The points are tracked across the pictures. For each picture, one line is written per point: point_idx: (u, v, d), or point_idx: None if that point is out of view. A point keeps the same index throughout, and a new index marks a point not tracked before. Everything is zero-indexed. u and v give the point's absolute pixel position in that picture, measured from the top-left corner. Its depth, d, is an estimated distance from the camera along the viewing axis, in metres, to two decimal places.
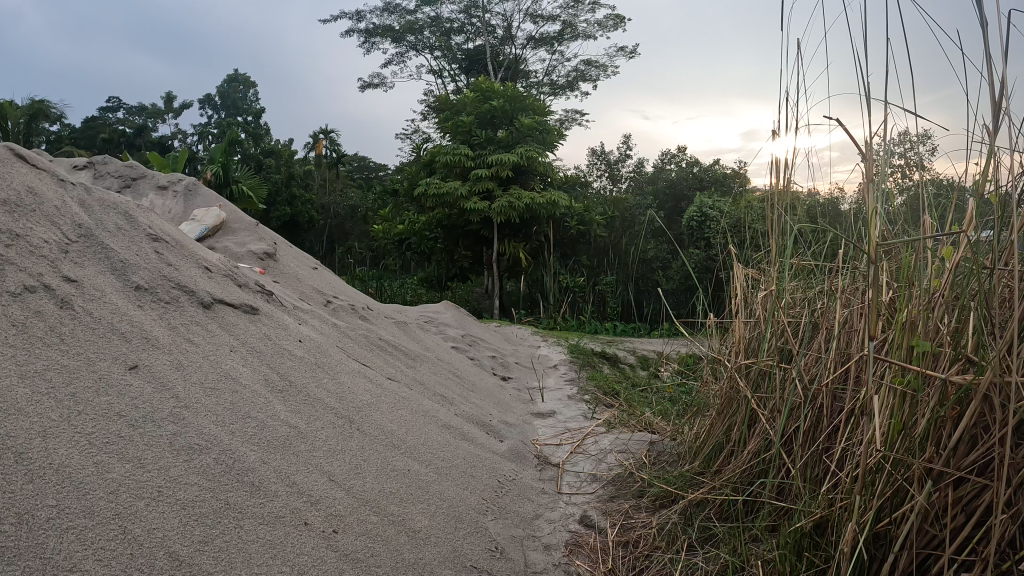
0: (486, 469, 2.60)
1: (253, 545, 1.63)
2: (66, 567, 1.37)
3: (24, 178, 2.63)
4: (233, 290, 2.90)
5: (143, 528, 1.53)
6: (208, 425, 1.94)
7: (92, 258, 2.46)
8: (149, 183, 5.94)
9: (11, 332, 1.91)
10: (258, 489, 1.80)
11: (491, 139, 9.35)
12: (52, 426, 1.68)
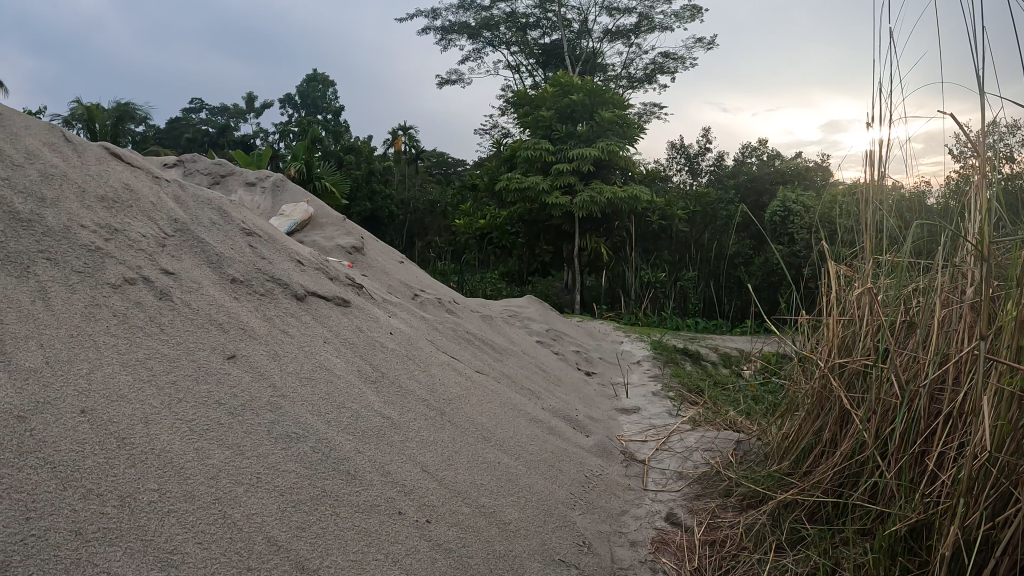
0: (574, 464, 2.59)
1: (349, 533, 1.66)
2: (167, 549, 1.43)
3: (120, 175, 2.74)
4: (324, 282, 2.97)
5: (242, 513, 1.57)
6: (305, 414, 1.98)
7: (189, 251, 2.54)
8: (238, 179, 6.12)
9: (113, 323, 1.99)
10: (353, 477, 1.83)
11: (572, 134, 9.38)
12: (154, 412, 1.74)
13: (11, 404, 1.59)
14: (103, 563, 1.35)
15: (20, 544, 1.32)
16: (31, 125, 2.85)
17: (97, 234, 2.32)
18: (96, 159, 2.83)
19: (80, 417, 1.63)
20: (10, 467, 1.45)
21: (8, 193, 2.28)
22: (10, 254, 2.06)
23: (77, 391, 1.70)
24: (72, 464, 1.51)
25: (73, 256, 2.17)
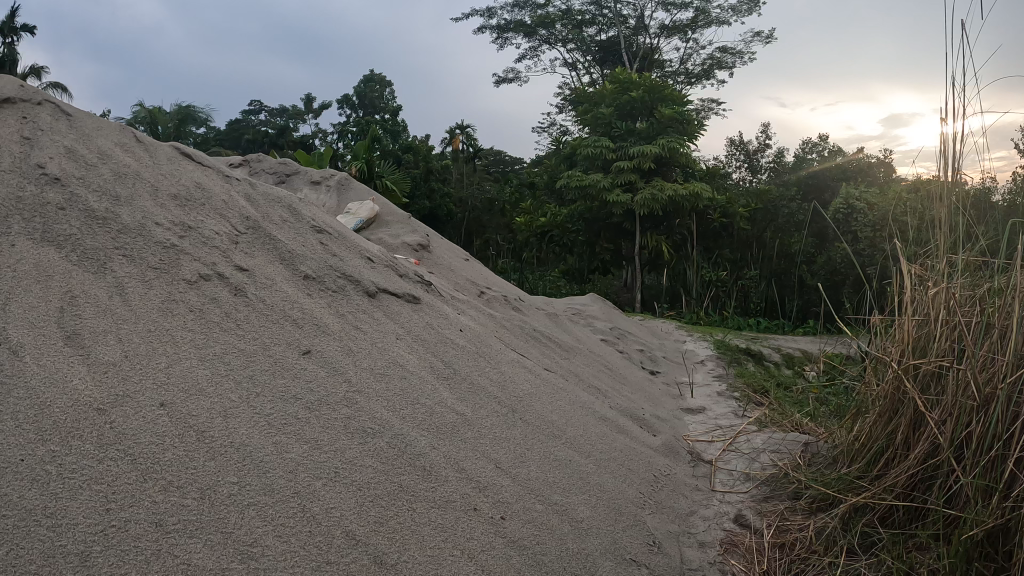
0: (643, 463, 2.58)
1: (427, 528, 1.68)
2: (247, 542, 1.47)
3: (191, 175, 2.81)
4: (395, 280, 3.00)
5: (321, 506, 1.60)
6: (381, 410, 2.01)
7: (261, 248, 2.59)
8: (303, 178, 6.22)
9: (189, 318, 2.04)
10: (430, 473, 1.85)
11: (632, 131, 9.33)
12: (232, 406, 1.78)
13: (92, 398, 1.65)
14: (183, 555, 1.40)
15: (101, 535, 1.38)
16: (107, 127, 2.94)
17: (172, 232, 2.37)
18: (169, 159, 2.91)
19: (160, 410, 1.69)
20: (91, 459, 1.51)
21: (85, 192, 2.36)
22: (89, 252, 2.14)
23: (156, 384, 1.76)
24: (152, 457, 1.57)
25: (150, 253, 2.24)
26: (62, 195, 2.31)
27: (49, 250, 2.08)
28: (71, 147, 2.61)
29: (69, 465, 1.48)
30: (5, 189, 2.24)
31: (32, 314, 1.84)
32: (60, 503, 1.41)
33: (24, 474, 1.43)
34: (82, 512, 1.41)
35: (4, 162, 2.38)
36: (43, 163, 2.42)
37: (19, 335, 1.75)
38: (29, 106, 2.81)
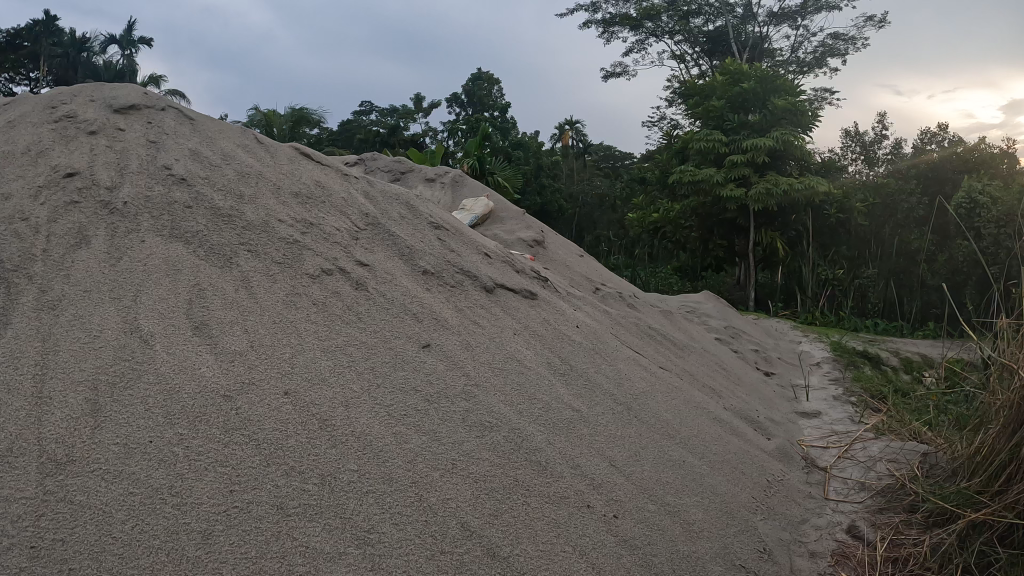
0: (756, 467, 2.53)
1: (540, 522, 1.72)
2: (365, 528, 1.54)
3: (312, 174, 2.95)
4: (511, 275, 3.05)
5: (438, 497, 1.67)
6: (497, 404, 2.06)
7: (381, 244, 2.69)
8: (417, 176, 6.37)
9: (312, 311, 2.15)
10: (545, 468, 1.89)
11: (745, 124, 9.18)
12: (354, 396, 1.87)
13: (220, 385, 1.77)
14: (302, 537, 1.48)
15: (224, 515, 1.48)
16: (229, 129, 3.10)
17: (296, 228, 2.50)
18: (288, 159, 3.04)
19: (284, 398, 1.79)
20: (216, 443, 1.62)
21: (210, 192, 2.51)
22: (216, 247, 2.27)
23: (281, 373, 1.86)
24: (275, 442, 1.66)
25: (273, 248, 2.36)
26: (188, 195, 2.46)
27: (179, 246, 2.22)
28: (195, 150, 2.77)
29: (195, 448, 1.60)
30: (138, 191, 2.40)
31: (164, 304, 1.98)
32: (186, 484, 1.52)
33: (154, 455, 1.56)
34: (207, 492, 1.51)
35: (134, 164, 2.54)
36: (169, 165, 2.58)
37: (153, 325, 1.89)
38: (156, 112, 2.99)
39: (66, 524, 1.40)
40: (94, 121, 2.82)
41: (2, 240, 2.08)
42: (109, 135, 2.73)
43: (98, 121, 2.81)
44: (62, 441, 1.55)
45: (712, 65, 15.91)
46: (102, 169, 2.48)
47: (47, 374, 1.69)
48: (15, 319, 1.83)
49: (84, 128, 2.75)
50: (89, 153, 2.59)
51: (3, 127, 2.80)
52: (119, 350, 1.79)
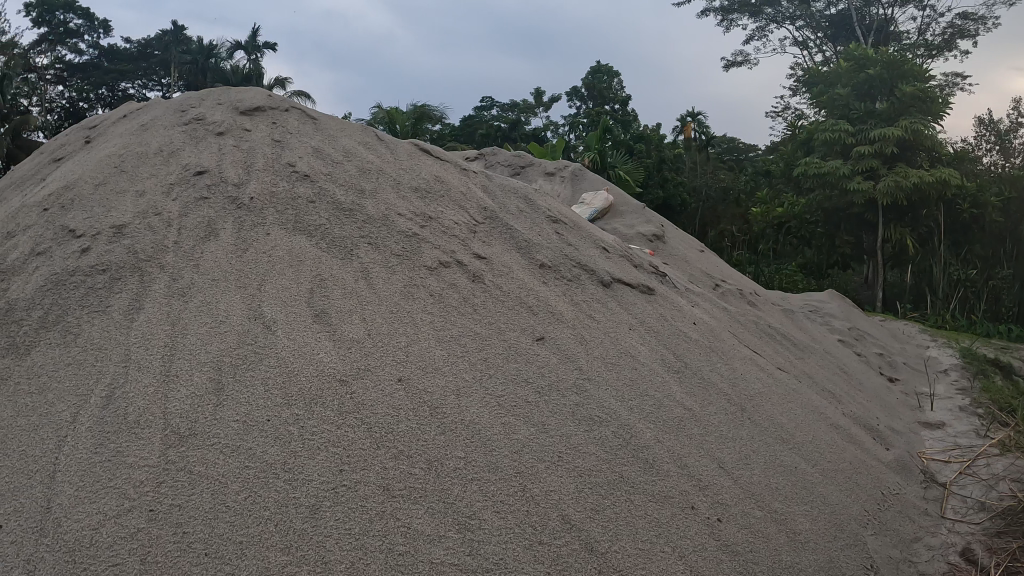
0: (871, 478, 2.44)
1: (641, 521, 1.71)
2: (467, 514, 1.58)
3: (430, 169, 3.04)
4: (630, 270, 3.08)
5: (541, 488, 1.70)
6: (609, 399, 2.07)
7: (498, 237, 2.76)
8: (538, 170, 6.46)
9: (429, 302, 2.22)
10: (652, 466, 1.89)
11: (872, 112, 8.81)
12: (465, 385, 1.93)
13: (337, 370, 1.86)
14: (404, 518, 1.54)
15: (331, 492, 1.56)
16: (350, 127, 3.19)
17: (414, 221, 2.58)
18: (408, 155, 3.13)
19: (397, 384, 1.86)
20: (330, 424, 1.71)
21: (332, 187, 2.62)
22: (338, 240, 2.38)
23: (395, 361, 1.94)
24: (387, 427, 1.73)
25: (392, 241, 2.44)
26: (311, 189, 2.57)
27: (302, 238, 2.35)
28: (318, 147, 2.88)
29: (309, 428, 1.69)
30: (263, 186, 2.53)
31: (286, 293, 2.10)
32: (298, 461, 1.61)
33: (269, 433, 1.67)
34: (317, 470, 1.60)
35: (260, 161, 2.68)
36: (292, 162, 2.70)
37: (275, 311, 2.02)
38: (279, 112, 3.11)
39: (184, 491, 1.54)
40: (221, 121, 2.97)
41: (139, 232, 2.30)
42: (236, 136, 2.87)
43: (225, 122, 2.95)
44: (185, 416, 1.70)
45: (836, 52, 15.26)
46: (230, 167, 2.63)
47: (176, 355, 1.86)
48: (148, 304, 2.03)
49: (213, 129, 2.90)
50: (217, 152, 2.73)
51: (138, 131, 2.97)
52: (243, 334, 1.93)
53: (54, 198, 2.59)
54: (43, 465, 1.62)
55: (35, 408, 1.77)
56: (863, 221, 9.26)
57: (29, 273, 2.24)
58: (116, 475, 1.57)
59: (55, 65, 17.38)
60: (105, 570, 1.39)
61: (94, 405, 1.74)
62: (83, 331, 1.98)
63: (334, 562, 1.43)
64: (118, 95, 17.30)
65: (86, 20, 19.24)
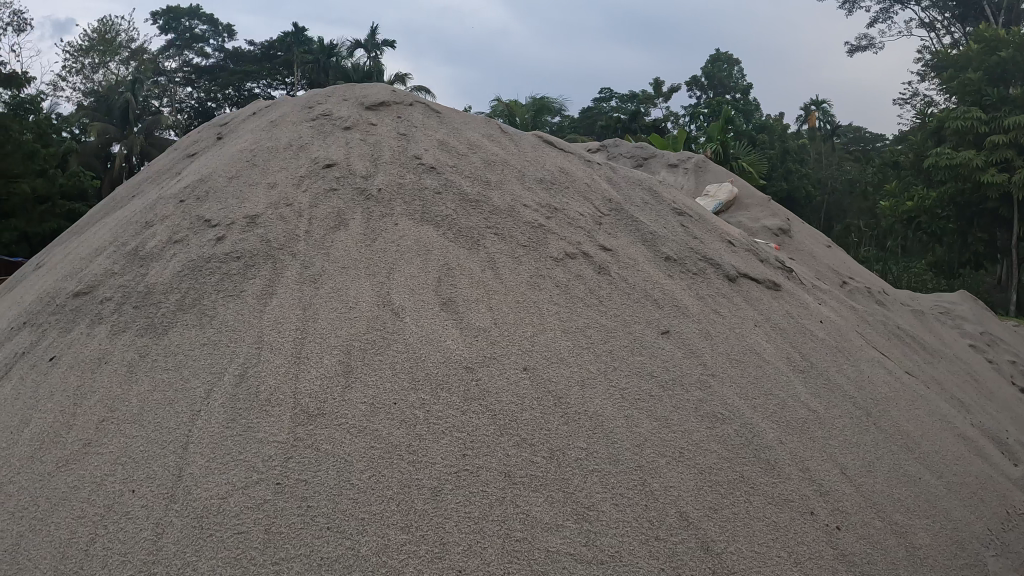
0: (1000, 495, 2.31)
1: (758, 523, 1.68)
2: (585, 504, 1.60)
3: (557, 161, 3.11)
4: (755, 264, 3.09)
5: (661, 484, 1.69)
6: (732, 397, 2.05)
7: (624, 229, 2.79)
8: (660, 162, 6.85)
9: (555, 293, 2.25)
10: (772, 467, 1.85)
11: (1006, 98, 8.38)
12: (590, 376, 1.95)
13: (464, 357, 1.91)
14: (524, 505, 1.57)
15: (454, 476, 1.60)
16: (473, 121, 3.28)
17: (541, 213, 2.63)
18: (532, 146, 3.22)
19: (523, 373, 1.90)
20: (455, 410, 1.76)
21: (457, 179, 2.69)
22: (464, 231, 2.43)
23: (521, 350, 1.98)
24: (511, 414, 1.77)
25: (519, 232, 2.49)
26: (437, 181, 2.65)
27: (430, 228, 2.42)
28: (443, 140, 2.97)
29: (435, 413, 1.74)
30: (390, 178, 2.62)
31: (413, 282, 2.17)
32: (423, 444, 1.67)
33: (396, 415, 1.73)
34: (441, 454, 1.65)
35: (387, 154, 2.77)
36: (420, 154, 2.79)
37: (404, 299, 2.10)
38: (403, 107, 3.20)
39: (311, 467, 1.61)
40: (348, 117, 3.08)
41: (270, 222, 2.42)
42: (363, 129, 2.98)
43: (351, 118, 3.06)
44: (315, 396, 1.78)
45: (966, 32, 14.64)
46: (358, 160, 2.74)
47: (308, 337, 1.96)
48: (281, 289, 2.14)
49: (340, 124, 3.02)
50: (345, 146, 2.84)
51: (270, 126, 3.13)
52: (373, 320, 2.01)
53: (190, 189, 2.75)
54: (178, 436, 1.74)
55: (171, 383, 1.90)
56: (1001, 217, 8.84)
57: (168, 259, 2.40)
58: (246, 449, 1.67)
59: (184, 70, 18.47)
60: (230, 537, 1.49)
61: (228, 383, 1.85)
62: (218, 313, 2.10)
63: (452, 544, 1.48)
64: (243, 94, 17.94)
65: (211, 25, 20.26)
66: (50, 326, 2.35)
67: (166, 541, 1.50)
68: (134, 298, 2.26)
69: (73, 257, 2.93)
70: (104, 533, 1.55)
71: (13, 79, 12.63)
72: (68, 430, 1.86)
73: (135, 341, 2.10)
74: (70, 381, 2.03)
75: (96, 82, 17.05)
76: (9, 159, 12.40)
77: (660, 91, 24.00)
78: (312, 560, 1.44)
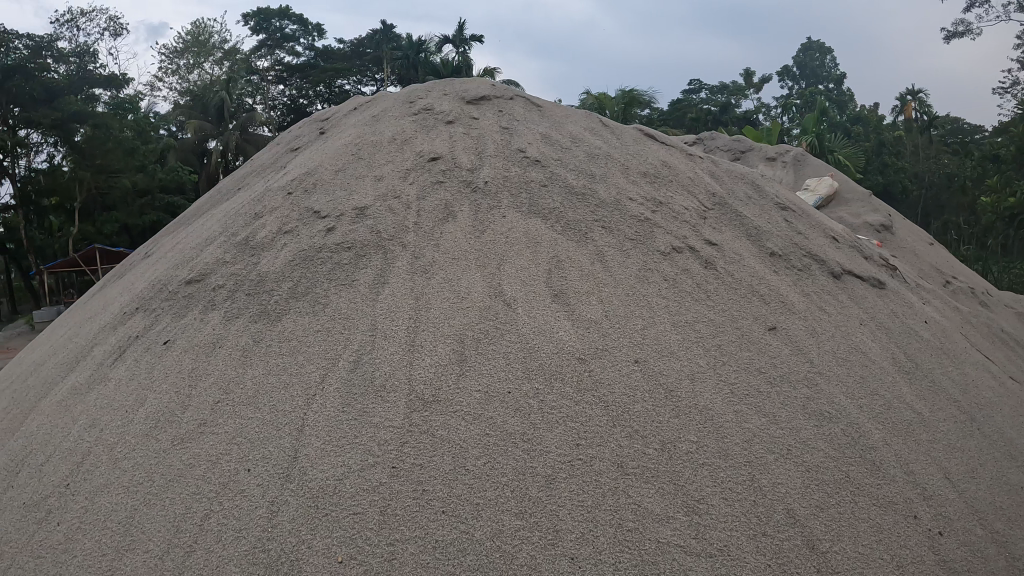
0: None
1: (863, 525, 1.64)
2: (695, 497, 1.60)
3: (659, 155, 3.17)
4: (860, 261, 3.02)
5: (769, 480, 1.67)
6: (839, 395, 2.01)
7: (729, 223, 2.81)
8: (758, 155, 6.89)
9: (664, 287, 2.28)
10: (878, 468, 1.81)
11: None
12: (700, 370, 1.95)
13: (576, 349, 1.96)
14: (635, 496, 1.58)
15: (568, 464, 1.64)
16: (574, 115, 3.39)
17: (647, 207, 2.68)
18: (633, 140, 3.31)
19: (634, 365, 1.93)
20: (569, 400, 1.80)
21: (563, 172, 2.77)
22: (573, 224, 2.50)
23: (633, 343, 2.01)
24: (623, 406, 1.80)
25: (626, 225, 2.54)
26: (543, 174, 2.73)
27: (538, 221, 2.48)
28: (546, 134, 3.07)
29: (549, 402, 1.79)
30: (496, 172, 2.71)
31: (524, 274, 2.23)
32: (537, 432, 1.71)
33: (511, 404, 1.78)
34: (555, 443, 1.68)
35: (491, 148, 2.86)
36: (524, 147, 2.88)
37: (515, 290, 2.16)
38: (504, 101, 3.30)
39: (426, 452, 1.67)
40: (449, 112, 3.16)
41: (380, 214, 2.50)
42: (465, 124, 3.06)
43: (452, 112, 3.14)
44: (429, 383, 1.84)
45: None
46: (463, 153, 2.82)
47: (421, 326, 2.03)
48: (393, 279, 2.22)
49: (442, 118, 3.10)
50: (449, 140, 2.92)
51: (372, 120, 3.22)
52: (486, 310, 2.07)
53: (297, 182, 2.85)
54: (293, 418, 1.81)
55: (287, 368, 1.98)
56: None
57: (278, 249, 2.50)
58: (361, 433, 1.73)
59: (276, 69, 18.95)
60: (346, 517, 1.55)
61: (343, 368, 1.93)
62: (330, 302, 2.19)
63: (565, 532, 1.50)
64: (335, 92, 18.46)
65: (301, 26, 20.85)
66: (163, 312, 2.47)
67: (281, 519, 1.57)
68: (247, 286, 2.36)
69: (182, 246, 3.07)
70: (218, 509, 1.63)
71: (114, 79, 13.28)
72: (182, 411, 1.95)
73: (249, 327, 2.19)
74: (186, 363, 2.14)
75: (191, 82, 17.77)
76: (111, 156, 13.08)
77: (753, 82, 23.61)
78: (426, 542, 1.49)
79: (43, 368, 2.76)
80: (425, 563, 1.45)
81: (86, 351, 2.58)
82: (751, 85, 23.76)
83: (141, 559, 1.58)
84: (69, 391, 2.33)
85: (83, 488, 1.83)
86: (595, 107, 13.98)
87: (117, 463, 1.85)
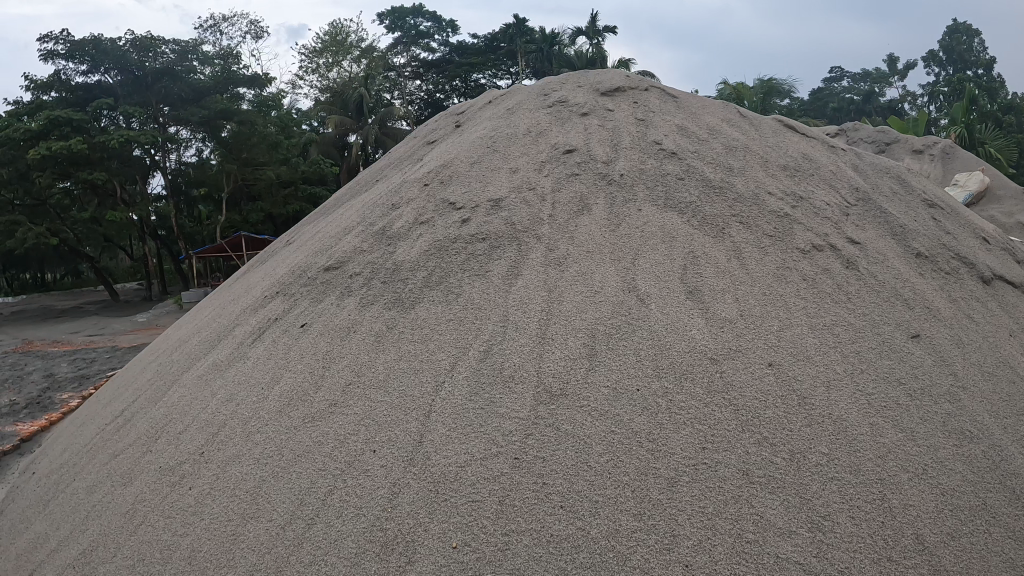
0: None
1: (995, 557, 1.51)
2: (821, 513, 1.52)
3: (799, 148, 3.09)
4: (1012, 265, 2.81)
5: (901, 500, 1.58)
6: (984, 413, 1.87)
7: (873, 220, 2.68)
8: (904, 147, 6.55)
9: (803, 286, 2.19)
10: (1020, 497, 1.66)
11: None
12: (837, 378, 1.87)
13: (708, 348, 1.91)
14: (758, 506, 1.53)
15: (692, 468, 1.60)
16: (711, 105, 3.34)
17: (786, 202, 2.59)
18: (772, 131, 3.23)
19: (768, 369, 1.86)
20: (698, 401, 1.76)
21: (699, 165, 2.72)
22: (709, 218, 2.44)
23: (768, 345, 1.94)
24: (754, 410, 1.74)
25: (764, 221, 2.46)
26: (678, 167, 2.69)
27: (673, 215, 2.44)
28: (682, 126, 3.02)
29: (678, 402, 1.76)
30: (630, 163, 2.68)
31: (659, 269, 2.20)
32: (664, 433, 1.68)
33: (639, 402, 1.76)
34: (681, 444, 1.65)
35: (626, 140, 2.84)
36: (659, 140, 2.85)
37: (648, 285, 2.13)
38: (638, 92, 3.27)
39: (550, 445, 1.67)
40: (584, 104, 3.15)
41: (514, 206, 2.52)
42: (600, 116, 3.05)
43: (587, 104, 3.14)
44: (558, 376, 1.85)
45: None
46: (598, 145, 2.81)
47: (552, 319, 2.03)
48: (526, 271, 2.24)
49: (577, 110, 3.10)
50: (584, 132, 2.92)
51: (508, 112, 3.25)
52: (618, 305, 2.05)
53: (433, 173, 2.91)
54: (421, 404, 1.85)
55: (417, 355, 2.03)
56: None
57: (413, 239, 2.56)
58: (487, 423, 1.75)
59: (412, 63, 19.45)
60: (464, 504, 1.57)
61: (473, 357, 1.96)
62: (463, 292, 2.22)
63: (682, 538, 1.47)
64: (469, 84, 18.87)
65: (435, 22, 21.31)
66: (302, 296, 2.58)
67: (401, 501, 1.61)
68: (382, 274, 2.44)
69: (321, 234, 3.20)
70: (342, 486, 1.68)
71: (256, 79, 13.99)
72: (315, 391, 2.03)
73: (382, 313, 2.26)
74: (320, 346, 2.23)
75: (330, 79, 18.48)
76: (256, 150, 13.86)
77: (897, 70, 22.44)
78: (541, 536, 1.49)
79: (189, 344, 2.94)
80: (538, 557, 1.45)
81: (228, 330, 2.73)
82: (897, 73, 22.58)
83: (265, 527, 1.65)
84: (211, 367, 2.47)
85: (216, 457, 1.94)
86: (731, 97, 13.62)
87: (250, 436, 1.95)
